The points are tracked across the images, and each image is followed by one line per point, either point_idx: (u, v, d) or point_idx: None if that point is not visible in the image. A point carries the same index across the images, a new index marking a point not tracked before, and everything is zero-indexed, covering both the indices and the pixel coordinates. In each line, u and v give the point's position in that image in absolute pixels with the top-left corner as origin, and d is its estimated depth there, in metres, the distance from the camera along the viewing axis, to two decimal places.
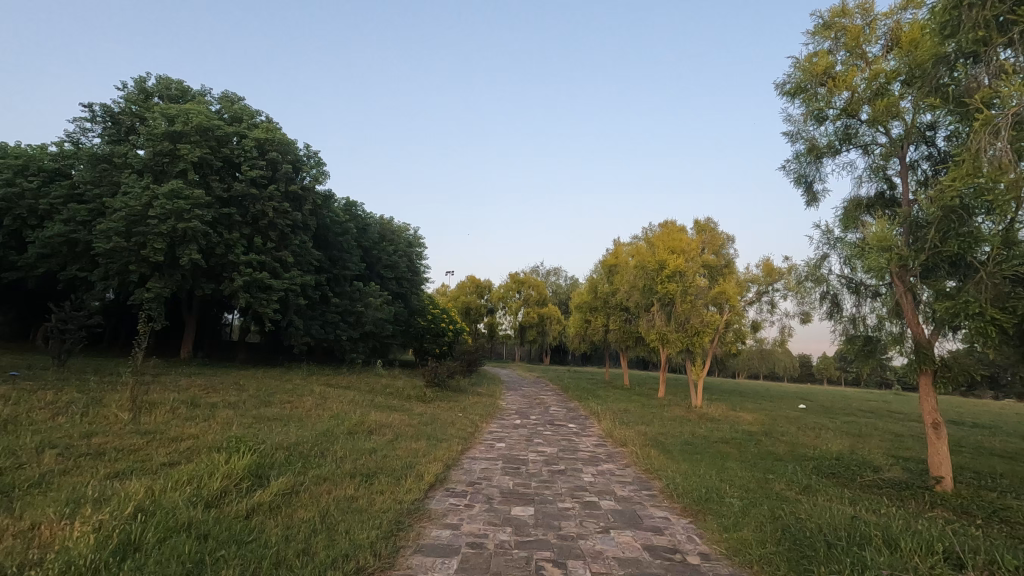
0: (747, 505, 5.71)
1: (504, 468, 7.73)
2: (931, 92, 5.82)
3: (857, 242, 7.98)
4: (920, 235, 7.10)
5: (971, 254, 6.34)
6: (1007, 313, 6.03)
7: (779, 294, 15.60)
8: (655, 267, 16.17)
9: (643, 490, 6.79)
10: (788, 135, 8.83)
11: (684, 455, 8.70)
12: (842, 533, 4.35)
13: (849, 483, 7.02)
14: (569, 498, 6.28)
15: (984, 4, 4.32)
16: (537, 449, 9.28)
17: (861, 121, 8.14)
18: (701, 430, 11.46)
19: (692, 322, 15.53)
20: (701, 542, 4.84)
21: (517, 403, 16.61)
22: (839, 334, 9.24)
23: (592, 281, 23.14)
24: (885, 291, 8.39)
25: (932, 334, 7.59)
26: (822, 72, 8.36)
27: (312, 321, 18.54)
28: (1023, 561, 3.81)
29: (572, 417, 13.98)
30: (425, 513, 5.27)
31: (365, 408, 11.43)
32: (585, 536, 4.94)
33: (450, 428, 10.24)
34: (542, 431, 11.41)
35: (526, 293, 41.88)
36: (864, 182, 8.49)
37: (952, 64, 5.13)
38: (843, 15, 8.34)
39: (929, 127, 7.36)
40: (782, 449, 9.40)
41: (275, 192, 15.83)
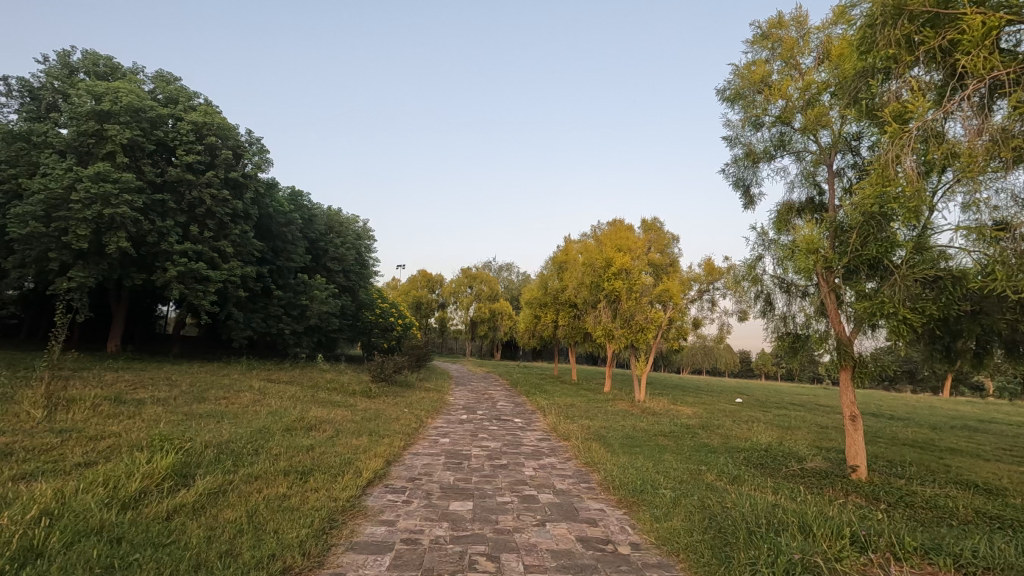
0: (679, 495, 5.93)
1: (446, 463, 7.72)
2: (852, 105, 6.18)
3: (788, 244, 8.38)
4: (844, 239, 7.53)
5: (888, 258, 6.79)
6: (919, 312, 6.47)
7: (718, 293, 16.23)
8: (603, 264, 16.49)
9: (582, 482, 6.93)
10: (727, 139, 9.17)
11: (624, 448, 8.92)
12: (763, 521, 4.57)
13: (775, 472, 7.40)
14: (508, 492, 6.34)
15: (897, 24, 4.61)
16: (481, 444, 9.32)
17: (795, 129, 8.52)
18: (642, 424, 11.79)
19: (637, 319, 15.93)
20: (633, 533, 4.99)
21: (465, 399, 16.58)
22: (772, 332, 9.68)
23: (543, 277, 23.37)
24: (813, 291, 8.84)
25: (852, 332, 8.14)
26: (759, 80, 8.73)
27: (253, 314, 17.89)
28: (921, 543, 4.13)
29: (519, 412, 14.10)
30: (361, 510, 5.20)
31: (306, 404, 11.13)
32: (521, 530, 4.99)
33: (394, 424, 10.12)
34: (488, 426, 11.46)
35: (478, 288, 41.89)
36: (797, 187, 8.91)
37: (870, 79, 5.44)
38: (779, 27, 8.73)
39: (855, 137, 7.81)
40: (716, 441, 9.79)
41: (214, 178, 15.15)
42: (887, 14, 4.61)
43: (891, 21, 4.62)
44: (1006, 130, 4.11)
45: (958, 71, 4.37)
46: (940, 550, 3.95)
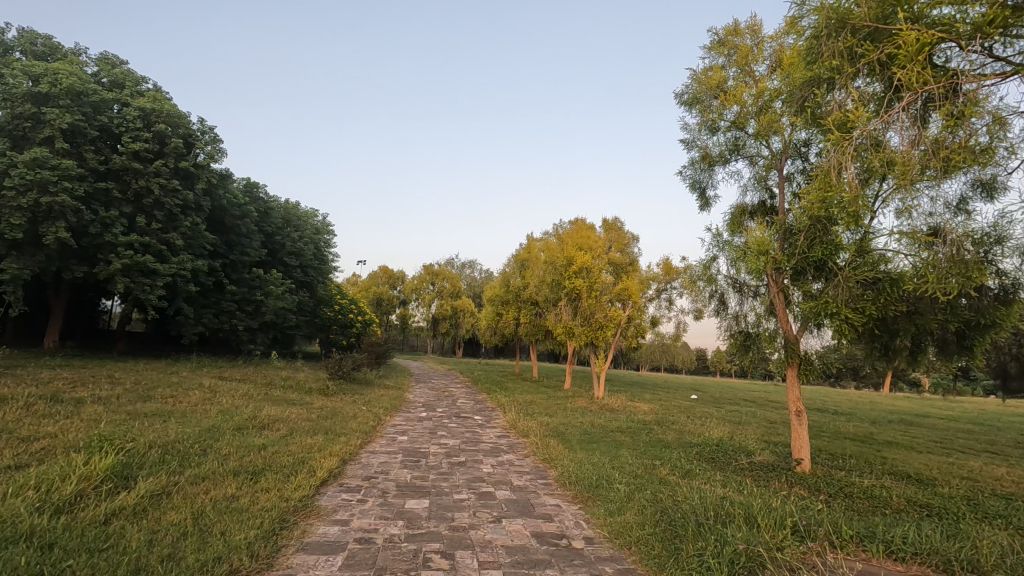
0: (633, 489, 6.06)
1: (403, 461, 7.66)
2: (801, 114, 6.45)
3: (740, 246, 8.66)
4: (792, 241, 7.84)
5: (832, 260, 7.13)
6: (859, 312, 6.83)
7: (675, 292, 16.62)
8: (564, 263, 16.64)
9: (539, 479, 7.00)
10: (685, 142, 9.39)
11: (581, 444, 9.04)
12: (711, 514, 4.72)
13: (725, 466, 7.66)
14: (465, 489, 6.34)
15: (841, 36, 4.85)
16: (440, 442, 9.28)
17: (749, 134, 8.80)
18: (600, 420, 11.99)
19: (596, 317, 16.17)
20: (587, 527, 5.08)
21: (425, 396, 16.46)
22: (724, 330, 9.97)
23: (505, 275, 23.43)
24: (764, 290, 9.15)
25: (799, 331, 8.49)
26: (715, 85, 8.98)
27: (204, 309, 17.26)
28: (857, 531, 4.35)
29: (479, 409, 14.09)
30: (314, 510, 5.09)
31: (259, 402, 10.84)
32: (477, 526, 5.00)
33: (351, 422, 9.95)
34: (447, 424, 11.42)
35: (440, 285, 41.65)
36: (749, 191, 9.20)
37: (816, 88, 5.68)
38: (735, 34, 8.99)
39: (803, 144, 8.15)
40: (671, 437, 10.04)
41: (162, 167, 14.50)
42: (830, 27, 4.86)
43: (835, 33, 4.89)
44: (938, 141, 4.38)
45: (893, 84, 4.62)
46: (873, 538, 4.18)
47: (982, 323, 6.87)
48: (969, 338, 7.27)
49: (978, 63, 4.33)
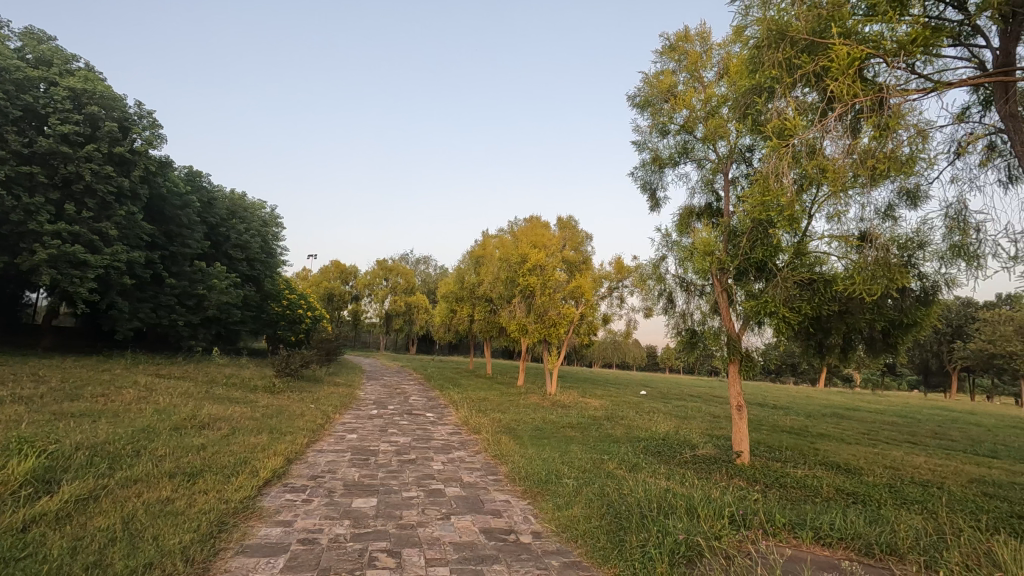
0: (581, 484, 6.17)
1: (351, 460, 7.51)
2: (745, 120, 6.71)
3: (688, 246, 8.94)
4: (736, 243, 8.15)
5: (772, 262, 7.48)
6: (795, 311, 7.22)
7: (626, 290, 16.99)
8: (518, 260, 16.71)
9: (489, 475, 7.03)
10: (636, 144, 9.60)
11: (532, 440, 9.12)
12: (655, 505, 4.86)
13: (670, 460, 7.90)
14: (414, 487, 6.29)
15: (780, 48, 5.09)
16: (391, 440, 9.16)
17: (697, 138, 9.08)
18: (552, 416, 12.13)
19: (549, 314, 16.34)
20: (535, 522, 5.14)
21: (376, 394, 16.19)
22: (672, 328, 10.24)
23: (460, 271, 23.29)
24: (709, 289, 9.47)
25: (741, 329, 8.86)
26: (666, 89, 9.21)
27: (140, 303, 16.39)
28: (790, 519, 4.59)
29: (431, 406, 14.00)
30: (255, 512, 4.93)
31: (200, 401, 10.40)
32: (425, 524, 4.97)
33: (298, 421, 9.68)
34: (398, 421, 11.29)
35: (393, 281, 41.09)
36: (697, 193, 9.49)
37: (757, 96, 5.93)
38: (685, 41, 9.26)
39: (747, 149, 8.49)
40: (620, 431, 10.26)
41: (95, 152, 13.62)
42: (771, 38, 5.10)
43: (775, 44, 5.14)
44: (867, 150, 4.65)
45: (827, 95, 4.88)
46: (803, 525, 4.41)
47: (905, 322, 7.36)
48: (894, 336, 7.77)
49: (902, 79, 4.62)
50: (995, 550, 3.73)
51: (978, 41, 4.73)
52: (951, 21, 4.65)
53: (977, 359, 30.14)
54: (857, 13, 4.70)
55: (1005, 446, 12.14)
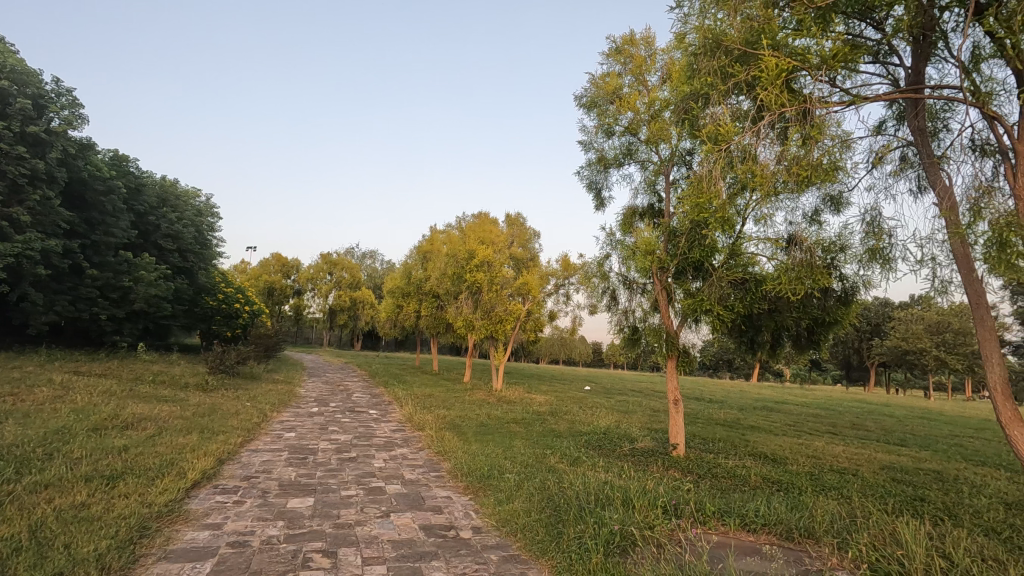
0: (522, 478, 6.24)
1: (288, 459, 7.28)
2: (685, 125, 6.94)
3: (630, 245, 9.18)
4: (675, 243, 8.44)
5: (708, 262, 7.81)
6: (727, 309, 7.60)
7: (572, 288, 17.26)
8: (465, 256, 16.65)
9: (431, 471, 7.00)
10: (582, 143, 9.75)
11: (476, 436, 9.13)
12: (592, 497, 4.98)
13: (610, 453, 8.11)
14: (354, 485, 6.17)
15: (716, 56, 5.32)
16: (331, 438, 8.95)
17: (641, 140, 9.32)
18: (496, 412, 12.18)
19: (496, 311, 16.39)
20: (475, 517, 5.16)
21: (317, 391, 15.75)
22: (615, 325, 10.47)
23: (406, 266, 22.96)
24: (650, 287, 9.74)
25: (679, 325, 9.20)
26: (612, 91, 9.42)
27: (57, 296, 15.23)
28: (719, 507, 4.81)
29: (374, 403, 13.76)
30: (182, 515, 4.70)
31: (123, 399, 9.80)
32: (363, 522, 4.88)
33: (232, 419, 9.29)
34: (339, 419, 11.04)
35: (338, 275, 40.07)
36: (640, 194, 9.74)
37: (694, 102, 6.15)
38: (631, 45, 9.47)
39: (687, 154, 8.80)
40: (563, 427, 10.43)
41: (4, 131, 12.54)
42: (707, 46, 5.33)
43: (711, 52, 5.36)
44: (795, 157, 4.91)
45: (758, 104, 5.12)
46: (731, 513, 4.63)
47: (827, 320, 7.85)
48: (818, 333, 8.27)
49: (825, 91, 4.91)
50: (898, 530, 4.05)
51: (893, 59, 5.09)
52: (869, 39, 4.98)
53: (892, 355, 32.60)
54: (786, 29, 4.95)
55: (912, 434, 13.17)
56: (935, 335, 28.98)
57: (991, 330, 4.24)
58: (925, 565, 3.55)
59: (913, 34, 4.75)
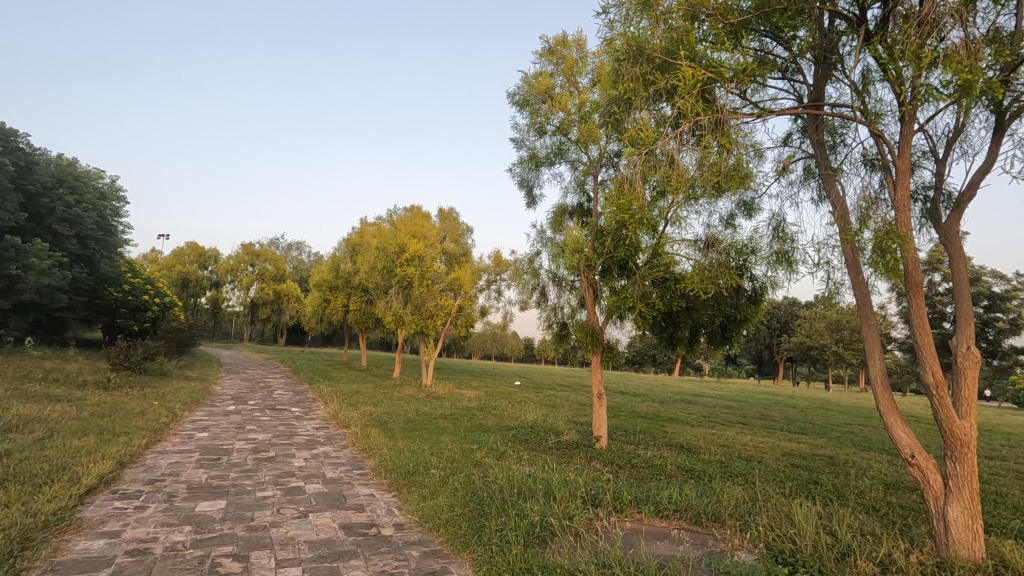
0: (448, 473, 6.23)
1: (199, 460, 6.89)
2: (614, 128, 7.15)
3: (559, 243, 9.38)
4: (602, 241, 8.71)
5: (632, 260, 8.11)
6: (649, 306, 8.00)
7: (504, 284, 17.38)
8: (396, 250, 16.37)
9: (354, 469, 6.85)
10: (514, 141, 9.84)
11: (403, 433, 8.99)
12: (515, 490, 5.06)
13: (536, 447, 8.27)
14: (271, 486, 5.92)
15: (638, 63, 5.55)
16: (248, 437, 8.54)
17: (571, 140, 9.48)
18: (425, 408, 12.07)
19: (427, 306, 16.23)
20: (399, 514, 5.11)
21: (235, 388, 14.94)
22: (544, 320, 10.67)
23: (334, 259, 22.23)
24: (578, 284, 9.97)
25: (604, 322, 9.49)
26: (544, 91, 9.56)
27: None
28: (635, 495, 5.04)
29: (297, 401, 13.27)
30: (73, 524, 4.33)
31: (6, 399, 8.87)
32: (279, 524, 4.71)
33: (137, 419, 8.67)
34: (258, 417, 10.56)
35: (260, 267, 38.17)
36: (570, 193, 9.94)
37: (619, 105, 6.35)
38: (563, 46, 9.65)
39: (615, 156, 9.08)
40: (491, 421, 10.52)
41: None
42: (631, 53, 5.56)
43: (634, 59, 5.59)
44: (712, 163, 5.16)
45: (676, 111, 5.36)
46: (646, 501, 4.85)
47: (739, 317, 8.36)
48: (730, 330, 8.79)
49: (736, 103, 5.22)
50: (793, 512, 4.41)
51: (798, 77, 5.47)
52: (777, 57, 5.34)
53: (798, 351, 35.24)
54: (703, 41, 5.22)
55: (811, 423, 14.32)
56: (835, 332, 31.61)
57: (875, 329, 4.69)
58: (813, 541, 3.90)
59: (814, 55, 5.13)
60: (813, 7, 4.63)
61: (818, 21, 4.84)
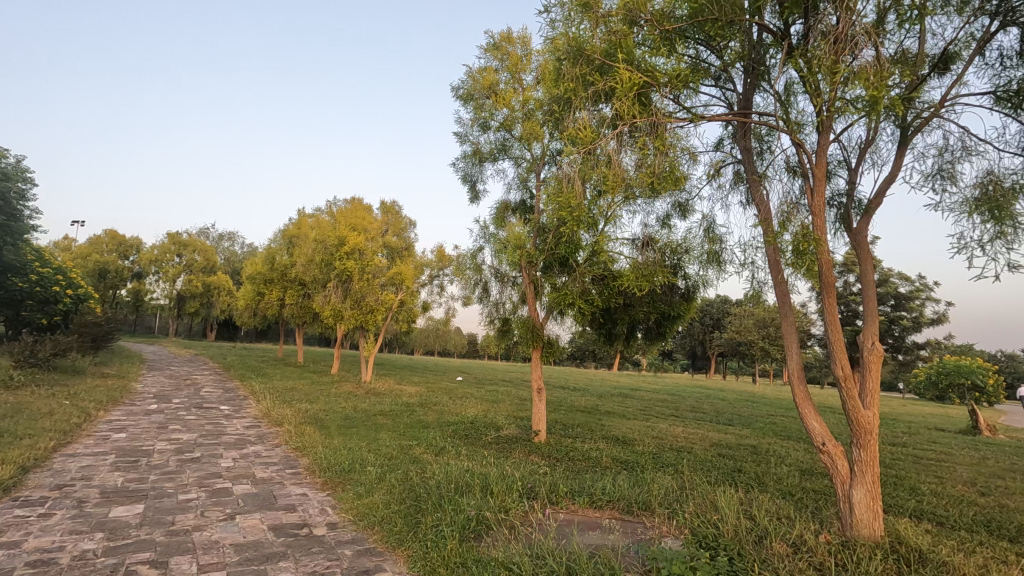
0: (385, 470, 6.14)
1: (115, 463, 6.45)
2: (555, 126, 7.23)
3: (502, 239, 9.41)
4: (543, 238, 8.79)
5: (573, 257, 8.24)
6: (588, 302, 8.20)
7: (446, 279, 17.26)
8: (335, 243, 15.93)
9: (287, 468, 6.63)
10: (458, 135, 9.78)
11: (339, 430, 8.76)
12: (453, 485, 5.06)
13: (475, 442, 8.29)
14: (195, 488, 5.64)
15: (578, 64, 5.67)
16: (172, 437, 8.09)
17: (514, 137, 9.54)
18: (364, 404, 11.82)
19: (367, 300, 15.88)
20: (333, 513, 5.00)
21: (157, 386, 14.06)
22: (486, 316, 10.67)
23: (269, 251, 21.34)
24: (519, 280, 10.04)
25: (545, 318, 9.61)
26: (488, 86, 9.55)
27: None
28: (571, 487, 5.15)
29: (226, 398, 12.67)
30: None
31: None
32: (202, 527, 4.49)
33: (43, 420, 8.01)
34: (182, 416, 9.99)
35: (188, 257, 36.07)
36: (513, 190, 9.98)
37: (560, 104, 6.43)
38: (508, 42, 9.68)
39: (556, 154, 9.20)
40: (431, 417, 10.45)
41: None
42: (571, 53, 5.66)
43: (574, 60, 5.72)
44: (648, 165, 5.31)
45: (614, 112, 5.48)
46: (581, 492, 4.97)
47: (673, 313, 8.68)
48: (664, 326, 9.11)
49: (670, 107, 5.40)
50: (717, 499, 4.64)
51: (729, 85, 5.71)
52: (710, 65, 5.57)
53: (728, 346, 37.09)
54: (640, 46, 5.38)
55: (738, 415, 15.10)
56: (761, 328, 33.45)
57: (793, 326, 5.01)
58: (734, 526, 4.12)
59: (743, 64, 5.39)
60: (742, 20, 4.86)
61: (746, 33, 5.09)
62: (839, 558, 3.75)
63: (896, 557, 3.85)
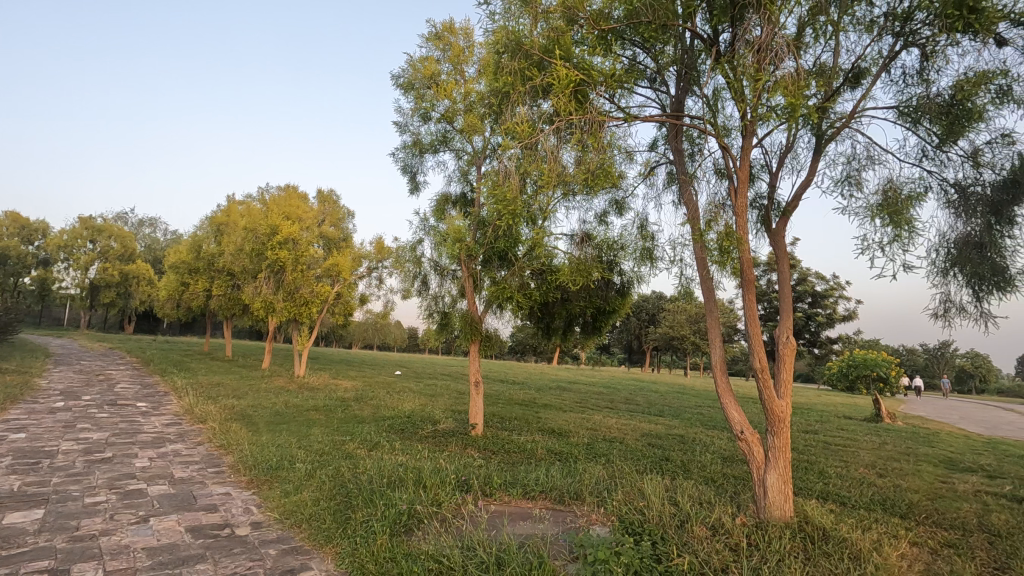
0: (315, 467, 5.96)
1: (12, 465, 5.92)
2: (495, 119, 7.21)
3: (441, 231, 9.32)
4: (482, 232, 8.77)
5: (512, 251, 8.30)
6: (526, 296, 8.35)
7: (385, 271, 16.93)
8: (267, 232, 15.22)
9: (209, 467, 6.31)
10: (397, 125, 9.59)
11: (268, 426, 8.43)
12: (385, 481, 4.98)
13: (411, 436, 8.19)
14: (105, 490, 5.26)
15: (517, 58, 5.69)
16: (80, 437, 7.51)
17: (455, 129, 9.45)
18: (296, 399, 11.43)
19: (301, 292, 15.32)
20: (257, 512, 4.81)
21: (65, 382, 13.02)
22: (424, 308, 10.52)
23: (195, 239, 20.18)
24: (458, 273, 10.01)
25: (483, 312, 9.61)
26: (429, 77, 9.43)
27: None
28: (505, 480, 5.19)
29: (144, 395, 11.88)
30: None
31: None
32: (111, 532, 4.20)
33: None
34: (93, 414, 9.30)
35: (103, 244, 33.44)
36: (453, 182, 9.91)
37: (499, 97, 6.42)
38: (450, 33, 9.56)
39: (497, 148, 9.21)
40: (366, 412, 10.23)
41: None
42: (510, 47, 5.67)
43: (513, 53, 5.72)
44: (584, 162, 5.40)
45: (552, 108, 5.54)
46: (514, 485, 5.02)
47: (608, 307, 8.90)
48: (600, 320, 9.32)
49: (606, 106, 5.51)
50: (644, 487, 4.82)
51: (663, 87, 5.90)
52: (644, 67, 5.73)
53: (662, 341, 38.51)
54: (579, 44, 5.47)
55: (669, 406, 15.73)
56: (693, 323, 34.97)
57: (717, 320, 5.25)
58: (658, 511, 4.29)
59: (676, 68, 5.59)
60: (675, 24, 5.02)
61: (679, 37, 5.29)
62: (753, 539, 3.99)
63: (802, 535, 4.14)
